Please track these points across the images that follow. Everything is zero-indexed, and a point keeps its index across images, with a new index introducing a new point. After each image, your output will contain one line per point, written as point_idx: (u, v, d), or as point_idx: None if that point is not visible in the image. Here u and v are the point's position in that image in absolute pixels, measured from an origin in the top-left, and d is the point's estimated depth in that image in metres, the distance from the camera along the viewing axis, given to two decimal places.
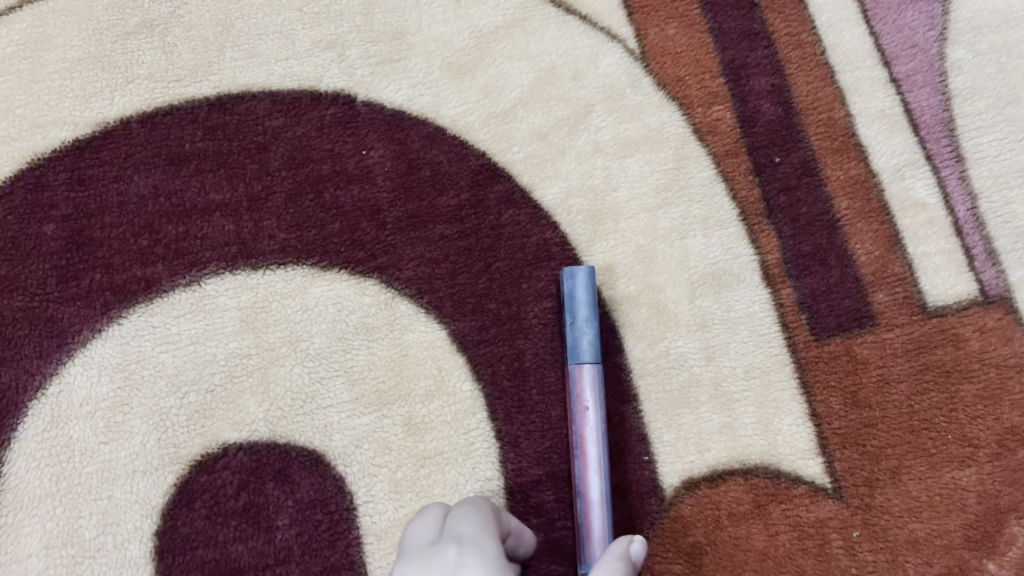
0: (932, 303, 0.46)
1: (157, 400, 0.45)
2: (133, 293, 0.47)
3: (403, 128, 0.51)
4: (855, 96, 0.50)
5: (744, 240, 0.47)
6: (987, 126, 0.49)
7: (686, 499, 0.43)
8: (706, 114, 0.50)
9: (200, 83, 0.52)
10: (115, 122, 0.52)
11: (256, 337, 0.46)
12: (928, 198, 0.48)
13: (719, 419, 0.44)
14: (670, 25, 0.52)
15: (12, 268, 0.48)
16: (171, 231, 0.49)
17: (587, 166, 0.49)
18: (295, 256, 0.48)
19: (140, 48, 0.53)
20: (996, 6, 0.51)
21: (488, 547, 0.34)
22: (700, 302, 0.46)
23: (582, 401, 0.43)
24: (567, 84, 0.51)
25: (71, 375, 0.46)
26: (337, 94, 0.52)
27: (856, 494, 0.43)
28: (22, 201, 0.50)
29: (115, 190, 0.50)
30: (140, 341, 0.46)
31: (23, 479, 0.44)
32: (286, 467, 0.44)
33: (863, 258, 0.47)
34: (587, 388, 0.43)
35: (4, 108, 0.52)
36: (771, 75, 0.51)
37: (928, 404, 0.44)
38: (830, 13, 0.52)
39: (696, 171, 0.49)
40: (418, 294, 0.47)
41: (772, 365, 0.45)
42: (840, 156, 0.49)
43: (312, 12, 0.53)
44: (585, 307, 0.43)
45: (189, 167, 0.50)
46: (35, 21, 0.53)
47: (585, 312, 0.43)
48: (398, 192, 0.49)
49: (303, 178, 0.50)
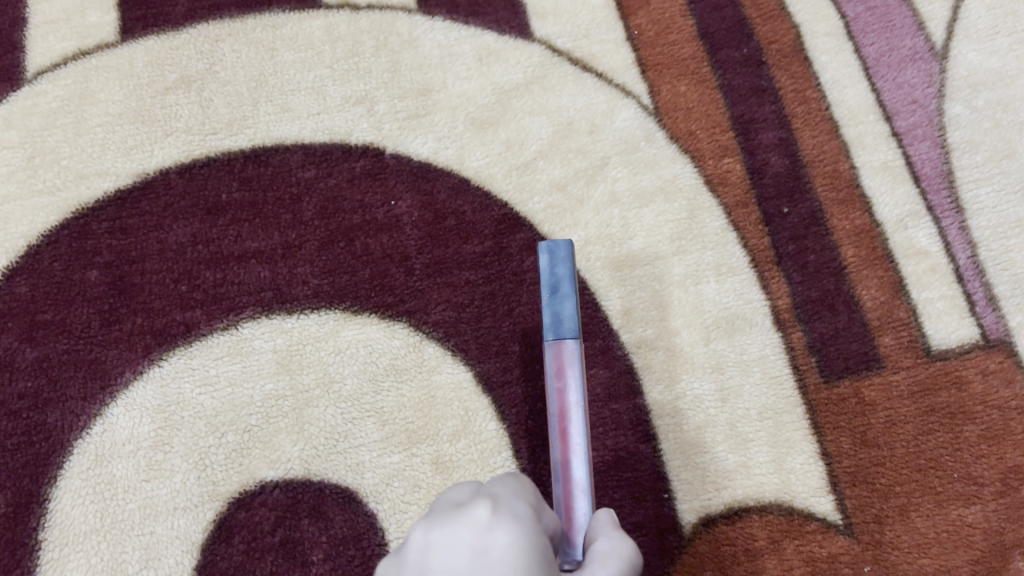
0: (936, 347, 0.48)
1: (196, 440, 0.47)
2: (174, 337, 0.50)
3: (429, 180, 0.53)
4: (859, 149, 0.53)
5: (756, 286, 0.49)
6: (985, 178, 0.52)
7: (704, 536, 0.45)
8: (716, 166, 0.53)
9: (236, 137, 0.55)
10: (154, 172, 0.54)
11: (291, 379, 0.49)
12: (930, 246, 0.50)
13: (734, 459, 0.46)
14: (681, 82, 0.56)
15: (58, 312, 0.50)
16: (209, 277, 0.51)
17: (604, 216, 0.52)
18: (328, 301, 0.50)
19: (178, 102, 0.56)
20: (991, 65, 0.55)
21: (519, 507, 0.29)
22: (715, 345, 0.48)
23: (564, 380, 0.39)
24: (584, 137, 0.54)
25: (114, 416, 0.48)
26: (367, 147, 0.55)
27: (867, 530, 0.44)
28: (67, 247, 0.52)
29: (156, 238, 0.52)
30: (179, 383, 0.48)
31: (67, 515, 0.46)
32: (321, 504, 0.46)
33: (870, 303, 0.49)
34: (569, 365, 0.39)
35: (50, 160, 0.55)
36: (779, 130, 0.54)
37: (933, 444, 0.46)
38: (833, 72, 0.55)
39: (708, 221, 0.51)
40: (445, 338, 0.49)
41: (784, 406, 0.47)
42: (846, 206, 0.51)
43: (342, 70, 0.57)
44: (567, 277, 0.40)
45: (226, 216, 0.53)
46: (80, 78, 0.57)
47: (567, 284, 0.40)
48: (425, 240, 0.52)
49: (335, 227, 0.52)
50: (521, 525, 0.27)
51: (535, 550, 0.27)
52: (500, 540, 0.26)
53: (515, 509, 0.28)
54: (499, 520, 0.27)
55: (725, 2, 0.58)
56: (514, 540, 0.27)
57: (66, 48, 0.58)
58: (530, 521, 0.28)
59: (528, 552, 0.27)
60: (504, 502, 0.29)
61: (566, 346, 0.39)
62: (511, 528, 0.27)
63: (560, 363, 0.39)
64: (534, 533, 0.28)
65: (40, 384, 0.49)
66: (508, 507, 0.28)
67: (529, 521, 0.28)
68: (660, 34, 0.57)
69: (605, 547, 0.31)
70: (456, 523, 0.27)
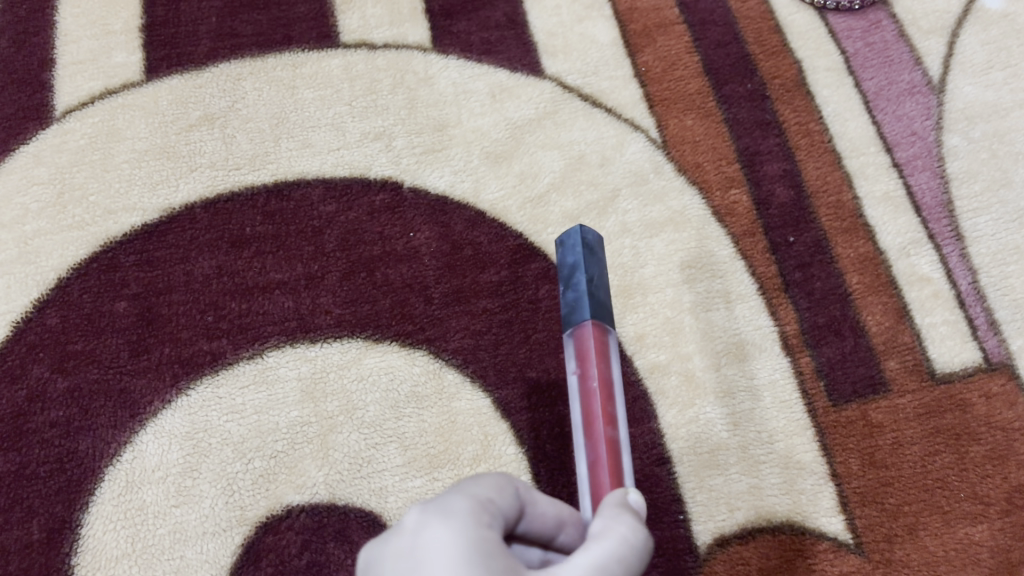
0: (940, 370, 0.49)
1: (224, 466, 0.49)
2: (201, 366, 0.51)
3: (446, 212, 0.55)
4: (861, 180, 0.55)
5: (765, 312, 0.51)
6: (983, 207, 0.54)
7: (719, 556, 0.45)
8: (724, 198, 0.55)
9: (259, 172, 0.57)
10: (180, 207, 0.56)
11: (315, 407, 0.50)
12: (932, 273, 0.52)
13: (747, 481, 0.47)
14: (688, 116, 0.58)
15: (88, 342, 0.52)
16: (234, 307, 0.53)
17: (616, 245, 0.53)
18: (350, 330, 0.52)
19: (202, 139, 0.58)
20: (987, 98, 0.57)
21: (465, 504, 0.31)
22: (726, 370, 0.50)
23: (583, 370, 0.38)
24: (595, 170, 0.56)
25: (143, 443, 0.49)
26: (386, 181, 0.57)
27: (877, 549, 0.45)
28: (96, 280, 0.54)
29: (181, 270, 0.54)
30: (207, 411, 0.50)
31: (100, 540, 0.47)
32: (346, 528, 0.47)
33: (875, 328, 0.50)
34: (592, 353, 0.38)
35: (78, 196, 0.57)
36: (783, 161, 0.56)
37: (940, 465, 0.47)
38: (835, 106, 0.58)
39: (716, 250, 0.53)
40: (464, 365, 0.51)
41: (794, 429, 0.48)
42: (850, 235, 0.53)
43: (361, 107, 0.59)
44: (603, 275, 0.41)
45: (250, 249, 0.55)
46: (107, 116, 0.59)
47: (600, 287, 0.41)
48: (443, 270, 0.54)
49: (356, 258, 0.54)
50: (448, 525, 0.30)
51: (464, 546, 0.29)
52: (427, 544, 0.30)
53: (458, 506, 0.31)
54: (433, 523, 0.30)
55: (729, 40, 0.61)
56: (441, 542, 0.29)
57: (94, 87, 0.61)
58: (469, 517, 0.31)
59: (453, 549, 0.29)
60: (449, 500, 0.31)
61: (589, 335, 0.38)
62: (438, 531, 0.30)
63: (582, 350, 0.38)
64: (467, 527, 0.30)
65: (72, 413, 0.50)
66: (448, 505, 0.31)
67: (467, 517, 0.30)
68: (667, 70, 0.60)
69: (594, 528, 0.33)
70: (395, 532, 0.31)
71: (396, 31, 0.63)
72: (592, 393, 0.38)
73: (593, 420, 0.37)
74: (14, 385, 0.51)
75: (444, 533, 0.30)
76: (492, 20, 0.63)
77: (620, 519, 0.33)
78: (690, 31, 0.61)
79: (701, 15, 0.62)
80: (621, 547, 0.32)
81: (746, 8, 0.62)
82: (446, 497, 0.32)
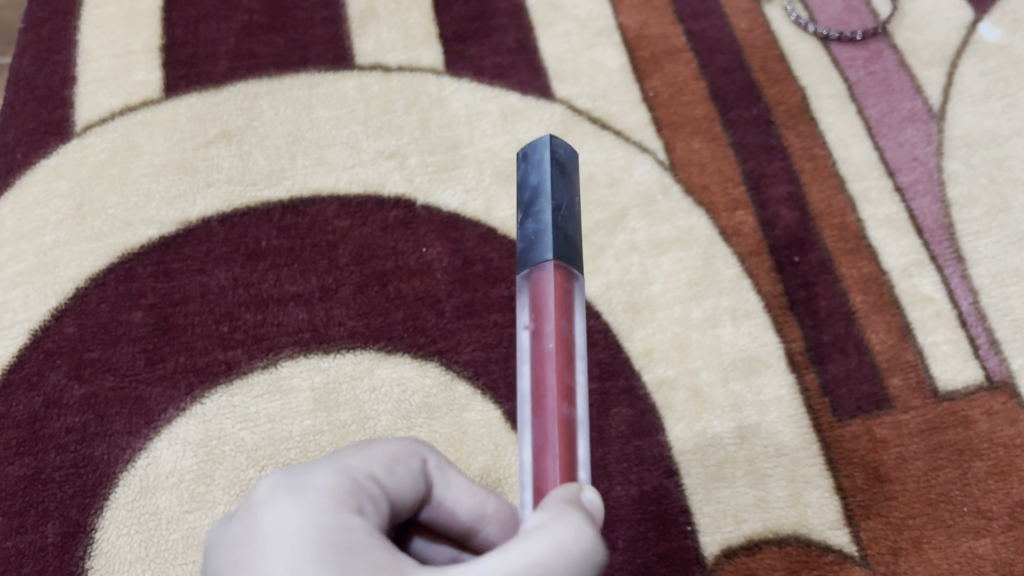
0: (943, 388, 0.50)
1: (237, 472, 0.49)
2: (215, 375, 0.52)
3: (458, 228, 0.57)
4: (865, 203, 0.56)
5: (771, 330, 0.52)
6: (983, 231, 0.55)
7: (726, 567, 0.46)
8: (730, 218, 0.56)
9: (275, 188, 0.58)
10: (197, 220, 0.57)
11: (328, 416, 0.51)
12: (933, 294, 0.53)
13: (753, 493, 0.48)
14: (695, 140, 0.59)
15: (104, 350, 0.53)
16: (249, 318, 0.54)
17: (625, 262, 0.54)
18: (363, 341, 0.53)
19: (219, 155, 0.60)
20: (985, 126, 0.59)
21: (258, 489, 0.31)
22: (732, 385, 0.50)
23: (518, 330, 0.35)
24: (604, 190, 0.57)
25: (158, 450, 0.50)
26: (399, 198, 0.58)
27: (883, 561, 0.46)
28: (112, 290, 0.55)
29: (197, 281, 0.55)
30: (221, 419, 0.51)
31: (114, 544, 0.48)
32: None
33: (879, 346, 0.52)
34: (529, 307, 0.35)
35: (96, 209, 0.58)
36: (788, 184, 0.57)
37: (943, 480, 0.48)
38: (838, 131, 0.59)
39: (723, 269, 0.54)
40: (475, 377, 0.52)
41: (800, 443, 0.49)
42: (853, 256, 0.54)
43: (375, 127, 0.61)
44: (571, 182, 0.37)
45: (266, 261, 0.56)
46: (126, 131, 0.61)
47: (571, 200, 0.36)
48: (454, 284, 0.55)
49: (369, 272, 0.55)
50: (229, 515, 0.31)
51: (261, 512, 0.29)
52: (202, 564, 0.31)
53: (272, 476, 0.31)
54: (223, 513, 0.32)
55: (735, 67, 0.63)
56: (210, 545, 0.31)
57: (113, 104, 0.62)
58: (299, 479, 0.30)
59: (216, 555, 0.30)
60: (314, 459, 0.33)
61: (552, 281, 0.34)
62: (216, 523, 0.32)
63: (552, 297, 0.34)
64: (332, 473, 0.31)
65: (88, 419, 0.51)
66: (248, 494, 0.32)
67: (283, 478, 0.30)
68: (674, 95, 0.62)
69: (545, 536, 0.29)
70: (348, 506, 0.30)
71: (411, 54, 0.64)
72: (550, 357, 0.34)
73: (550, 388, 0.33)
74: (30, 391, 0.52)
75: (213, 525, 0.31)
76: (504, 45, 0.64)
77: (540, 514, 0.30)
78: (696, 59, 0.63)
79: (707, 43, 0.64)
80: (516, 548, 0.29)
81: (751, 37, 0.64)
82: (386, 443, 0.34)
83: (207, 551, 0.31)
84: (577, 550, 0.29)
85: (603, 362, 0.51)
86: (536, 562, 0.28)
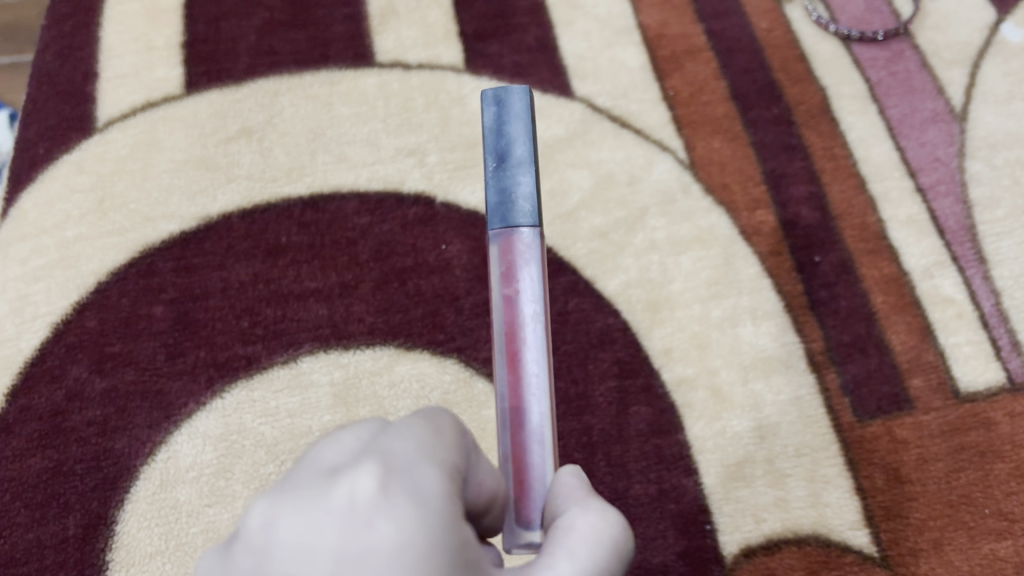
0: (964, 389, 0.50)
1: (257, 467, 0.50)
2: (235, 370, 0.52)
3: (478, 226, 0.57)
4: (886, 204, 0.56)
5: (791, 329, 0.52)
6: (1006, 232, 0.55)
7: (745, 566, 0.46)
8: (750, 218, 0.56)
9: (296, 184, 0.59)
10: (217, 216, 0.57)
11: (347, 411, 0.51)
12: (955, 295, 0.53)
13: (773, 493, 0.48)
14: (715, 139, 0.59)
15: (126, 344, 0.53)
16: (270, 313, 0.54)
17: (644, 261, 0.54)
18: (383, 337, 0.53)
19: (240, 151, 0.60)
20: (1008, 127, 0.59)
21: (318, 474, 0.22)
22: (752, 384, 0.50)
23: (492, 294, 0.33)
24: (624, 188, 0.57)
25: (178, 444, 0.50)
26: (419, 196, 0.58)
27: (903, 562, 0.46)
28: (134, 284, 0.55)
29: (218, 277, 0.55)
30: (241, 413, 0.51)
31: (134, 537, 0.48)
32: None
33: (899, 346, 0.51)
34: (502, 269, 0.33)
35: (118, 204, 0.58)
36: (809, 184, 0.57)
37: (965, 481, 0.47)
38: (860, 131, 0.59)
39: (743, 268, 0.54)
40: None
41: (820, 443, 0.49)
42: (874, 256, 0.54)
43: (395, 124, 0.61)
44: (519, 128, 0.34)
45: (286, 257, 0.56)
46: (148, 127, 0.61)
47: (518, 150, 0.34)
48: (474, 281, 0.55)
49: (389, 269, 0.55)
50: (294, 510, 0.21)
51: (374, 522, 0.21)
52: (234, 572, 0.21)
53: (349, 463, 0.22)
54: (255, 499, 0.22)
55: (756, 67, 0.63)
56: (265, 550, 0.21)
57: (135, 100, 0.63)
58: (408, 478, 0.22)
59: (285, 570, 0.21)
60: (381, 433, 0.24)
61: (524, 242, 0.33)
62: (255, 515, 0.22)
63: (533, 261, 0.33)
64: (436, 470, 0.23)
65: (108, 413, 0.51)
66: (297, 476, 0.22)
67: (382, 472, 0.22)
68: (694, 94, 0.61)
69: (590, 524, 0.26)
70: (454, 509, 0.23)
71: (431, 52, 0.64)
72: (533, 325, 0.32)
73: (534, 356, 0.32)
74: (52, 384, 0.52)
75: (258, 518, 0.21)
76: (523, 44, 0.64)
77: (580, 511, 0.27)
78: (716, 59, 0.63)
79: (727, 42, 0.64)
80: (586, 552, 0.25)
81: (772, 37, 0.64)
82: (448, 417, 0.26)
83: (249, 556, 0.21)
84: (625, 546, 0.26)
85: (622, 361, 0.51)
86: (603, 568, 0.25)
